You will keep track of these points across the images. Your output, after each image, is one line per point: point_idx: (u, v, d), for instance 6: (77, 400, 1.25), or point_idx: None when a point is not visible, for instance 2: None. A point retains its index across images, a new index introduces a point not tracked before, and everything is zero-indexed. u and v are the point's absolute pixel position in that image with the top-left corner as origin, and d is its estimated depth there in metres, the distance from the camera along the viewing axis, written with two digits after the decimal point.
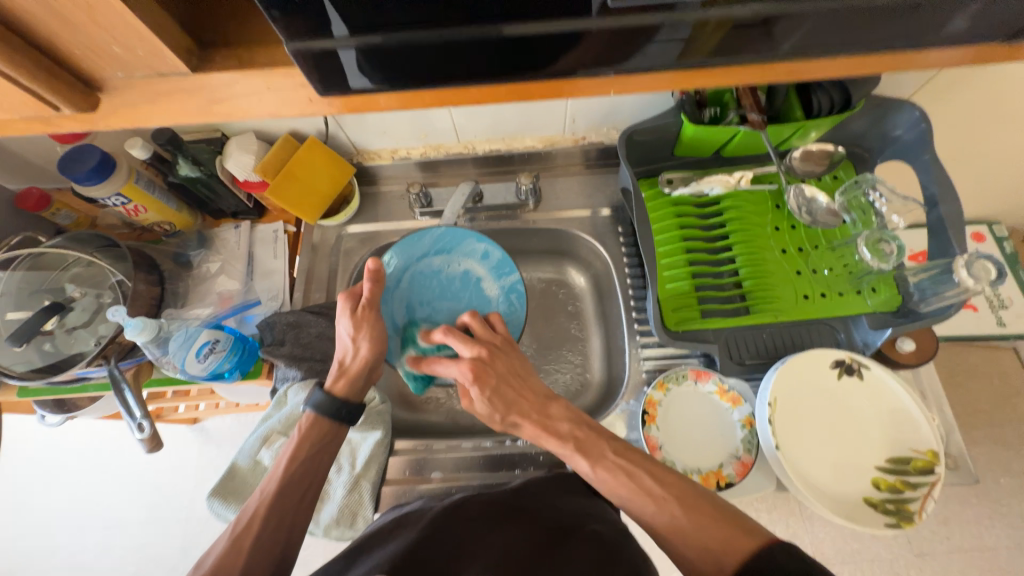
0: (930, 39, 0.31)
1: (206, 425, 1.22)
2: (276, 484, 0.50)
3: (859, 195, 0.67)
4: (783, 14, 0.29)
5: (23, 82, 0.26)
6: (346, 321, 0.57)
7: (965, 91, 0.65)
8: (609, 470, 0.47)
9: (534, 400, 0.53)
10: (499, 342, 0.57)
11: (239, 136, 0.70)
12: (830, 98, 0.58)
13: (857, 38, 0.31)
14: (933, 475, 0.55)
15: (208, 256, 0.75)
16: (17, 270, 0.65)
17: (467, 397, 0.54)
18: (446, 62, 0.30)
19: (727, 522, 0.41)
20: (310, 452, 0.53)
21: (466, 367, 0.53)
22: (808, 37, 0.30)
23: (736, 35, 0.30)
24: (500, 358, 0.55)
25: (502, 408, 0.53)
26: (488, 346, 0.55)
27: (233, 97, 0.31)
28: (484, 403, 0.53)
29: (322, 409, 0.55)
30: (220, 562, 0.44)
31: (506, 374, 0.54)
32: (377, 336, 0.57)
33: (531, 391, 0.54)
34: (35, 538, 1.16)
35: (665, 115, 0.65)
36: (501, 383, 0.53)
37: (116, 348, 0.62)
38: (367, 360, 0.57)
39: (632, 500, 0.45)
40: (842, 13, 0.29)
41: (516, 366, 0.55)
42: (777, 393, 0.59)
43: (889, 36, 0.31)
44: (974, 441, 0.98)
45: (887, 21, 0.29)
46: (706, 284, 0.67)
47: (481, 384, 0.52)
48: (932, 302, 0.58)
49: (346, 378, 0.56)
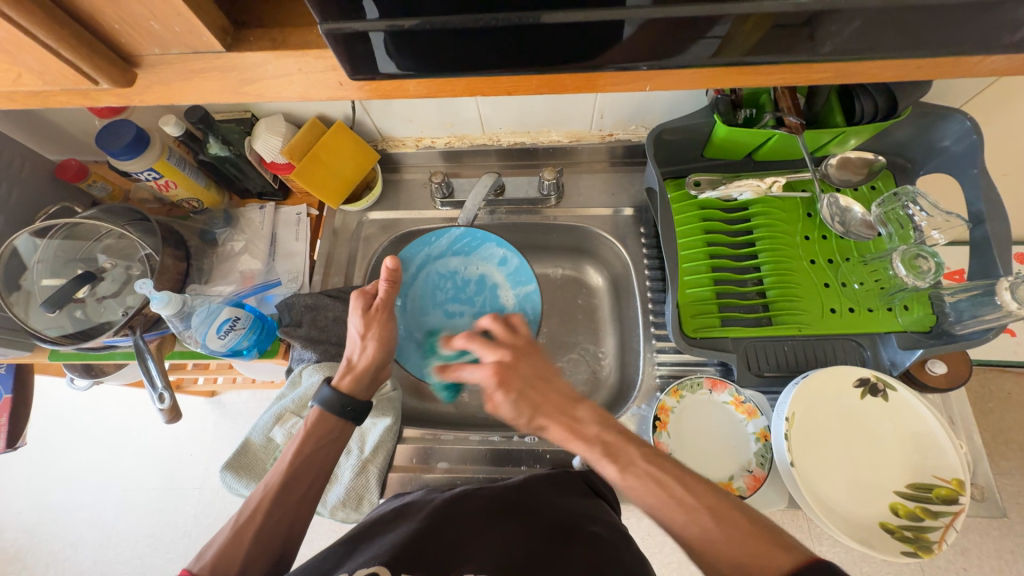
0: (997, 43, 0.29)
1: (223, 399, 1.28)
2: (281, 475, 0.50)
3: (898, 208, 0.64)
4: (835, 12, 0.27)
5: (65, 55, 0.27)
6: (357, 320, 0.59)
7: (1022, 102, 0.62)
8: (637, 477, 0.45)
9: (557, 403, 0.51)
10: (522, 344, 0.56)
11: (268, 117, 0.71)
12: (875, 103, 0.55)
13: (913, 42, 0.29)
14: (958, 505, 0.52)
15: (233, 235, 0.77)
16: (54, 238, 0.68)
17: (491, 402, 0.52)
18: (478, 51, 0.29)
19: (763, 537, 0.39)
20: (315, 446, 0.52)
21: (489, 371, 0.53)
22: (860, 37, 0.29)
23: (782, 33, 0.28)
24: (524, 361, 0.54)
25: (527, 411, 0.51)
26: (510, 348, 0.55)
27: (265, 78, 0.31)
28: (509, 407, 0.52)
29: (330, 405, 0.54)
30: (222, 555, 0.44)
31: (530, 375, 0.53)
32: (385, 337, 0.58)
33: (557, 393, 0.52)
34: (60, 494, 1.22)
35: (698, 115, 0.63)
36: (526, 385, 0.52)
37: (142, 319, 0.64)
38: (374, 358, 0.58)
39: (659, 508, 0.43)
40: (900, 12, 0.27)
41: (541, 367, 0.54)
42: (795, 408, 0.57)
43: (952, 38, 0.29)
44: (1001, 471, 0.94)
45: (949, 22, 0.28)
46: (728, 291, 0.65)
47: (505, 388, 0.52)
48: (969, 325, 0.56)
49: (352, 374, 0.57)
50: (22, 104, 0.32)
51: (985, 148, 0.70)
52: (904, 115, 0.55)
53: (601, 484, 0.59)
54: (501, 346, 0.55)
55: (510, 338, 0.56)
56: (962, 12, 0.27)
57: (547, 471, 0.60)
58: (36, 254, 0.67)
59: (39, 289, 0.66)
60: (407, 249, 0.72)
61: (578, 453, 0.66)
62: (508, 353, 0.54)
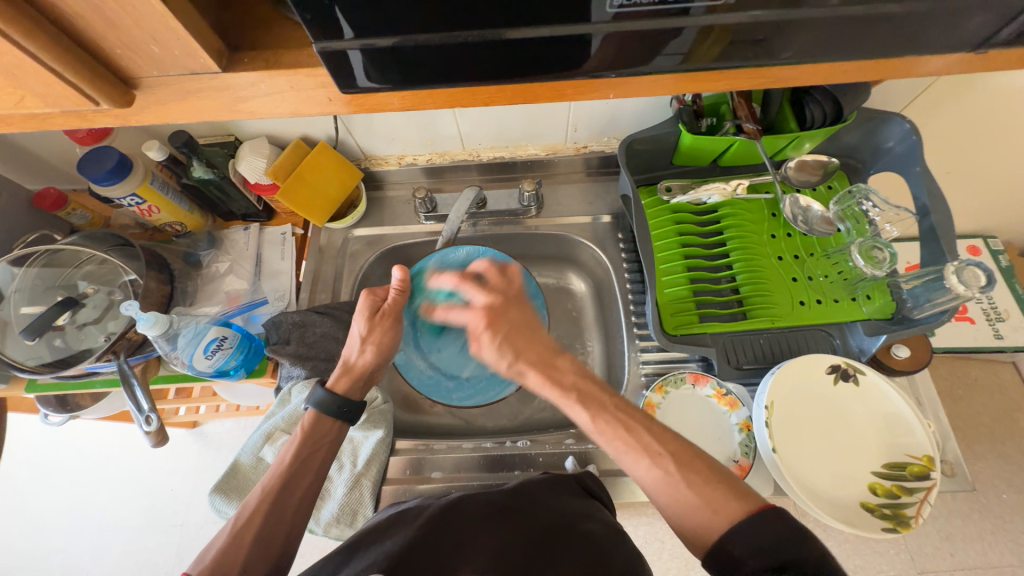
0: (914, 49, 0.33)
1: (206, 430, 1.24)
2: (279, 477, 0.50)
3: (854, 205, 0.69)
4: (770, 26, 0.31)
5: (68, 77, 0.28)
6: (361, 322, 0.59)
7: (955, 105, 0.68)
8: (608, 423, 0.46)
9: (540, 351, 0.53)
10: (510, 293, 0.59)
11: (252, 140, 0.73)
12: (824, 109, 0.60)
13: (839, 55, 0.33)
14: (930, 480, 0.55)
15: (218, 256, 0.77)
16: (33, 266, 0.67)
17: (478, 343, 0.55)
18: (456, 67, 0.32)
19: (721, 483, 0.41)
20: (311, 449, 0.52)
21: (479, 315, 0.56)
22: (797, 47, 0.32)
23: (729, 44, 0.32)
24: (510, 309, 0.57)
25: (513, 354, 0.53)
26: (499, 295, 0.58)
27: (257, 96, 0.33)
28: (493, 350, 0.54)
29: (324, 407, 0.54)
30: (224, 555, 0.43)
31: (512, 337, 0.54)
32: (385, 343, 0.59)
33: (540, 342, 0.54)
34: (30, 539, 1.15)
35: (665, 126, 0.68)
36: (511, 331, 0.55)
37: (126, 343, 0.64)
38: (372, 362, 0.58)
39: (625, 456, 0.45)
40: (825, 26, 0.31)
41: (525, 318, 0.56)
42: (773, 397, 0.59)
43: (876, 46, 0.33)
44: (976, 455, 0.98)
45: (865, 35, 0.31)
46: (704, 289, 0.68)
47: (493, 329, 0.54)
48: (925, 309, 0.60)
49: (349, 376, 0.57)
50: (17, 127, 0.33)
51: (927, 148, 0.76)
52: (850, 119, 0.60)
53: (596, 485, 0.60)
54: (490, 291, 0.58)
55: (496, 281, 0.59)
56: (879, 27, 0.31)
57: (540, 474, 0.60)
58: (13, 283, 0.66)
59: (16, 317, 0.65)
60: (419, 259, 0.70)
61: (569, 454, 0.67)
62: (497, 298, 0.57)
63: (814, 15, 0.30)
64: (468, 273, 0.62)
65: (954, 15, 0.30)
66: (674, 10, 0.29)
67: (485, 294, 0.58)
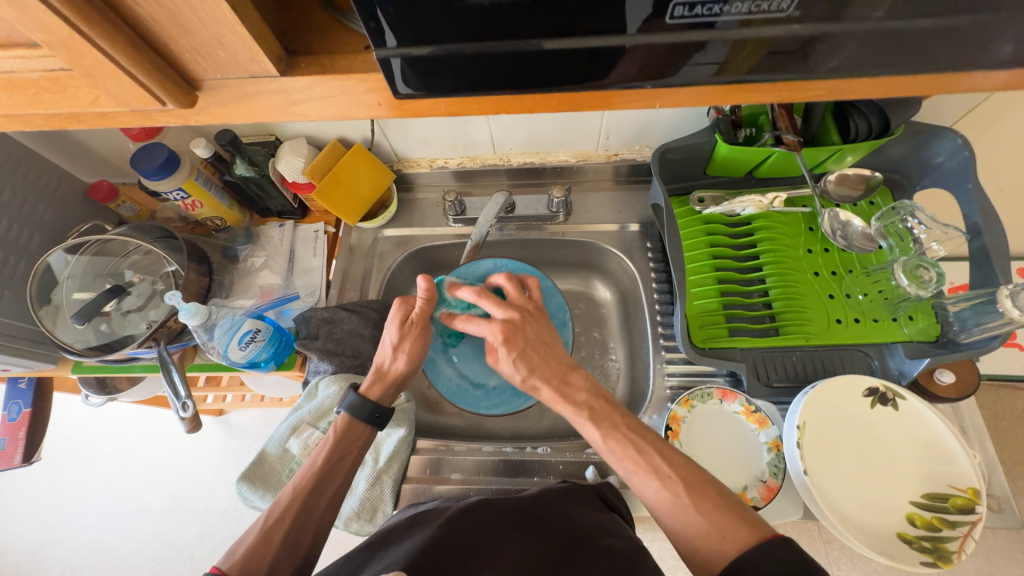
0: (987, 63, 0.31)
1: (231, 418, 1.28)
2: (310, 478, 0.51)
3: (898, 222, 0.66)
4: (826, 38, 0.30)
5: (140, 79, 0.30)
6: (394, 329, 0.59)
7: (1013, 121, 0.65)
8: (619, 442, 0.47)
9: (557, 368, 0.53)
10: (531, 310, 0.58)
11: (292, 140, 0.75)
12: (869, 123, 0.59)
13: (896, 69, 0.32)
14: (975, 514, 0.52)
15: (253, 251, 0.80)
16: (85, 255, 0.71)
17: (494, 355, 0.55)
18: (502, 75, 0.32)
19: (732, 511, 0.41)
20: (340, 453, 0.53)
21: (499, 328, 0.54)
22: (858, 61, 0.31)
23: (788, 54, 0.31)
24: (531, 325, 0.56)
25: (528, 368, 0.53)
26: (519, 311, 0.57)
27: (309, 99, 0.34)
28: (509, 365, 0.54)
29: (355, 412, 0.56)
30: (252, 553, 0.44)
31: (529, 354, 0.54)
32: (416, 352, 0.59)
33: (555, 359, 0.54)
34: (65, 514, 1.21)
35: (700, 135, 0.67)
36: (529, 348, 0.54)
37: (165, 332, 0.67)
38: (404, 370, 0.59)
39: (634, 476, 0.45)
40: (885, 38, 0.30)
41: (545, 334, 0.56)
42: (806, 417, 0.57)
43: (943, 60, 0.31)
44: (1021, 491, 0.92)
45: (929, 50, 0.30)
46: (735, 303, 0.66)
47: (510, 344, 0.53)
48: (974, 333, 0.57)
49: (381, 382, 0.58)
50: (88, 124, 0.36)
51: (979, 164, 0.73)
52: (897, 133, 0.58)
53: (616, 499, 0.59)
54: (508, 306, 0.57)
55: (521, 300, 0.58)
56: (944, 40, 0.29)
57: (559, 482, 0.60)
58: (67, 269, 0.70)
59: (67, 302, 0.68)
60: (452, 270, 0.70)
61: (590, 463, 0.66)
62: (517, 313, 0.56)
63: (874, 28, 0.29)
64: (487, 287, 0.60)
65: None
66: (728, 24, 0.29)
67: (506, 312, 0.56)
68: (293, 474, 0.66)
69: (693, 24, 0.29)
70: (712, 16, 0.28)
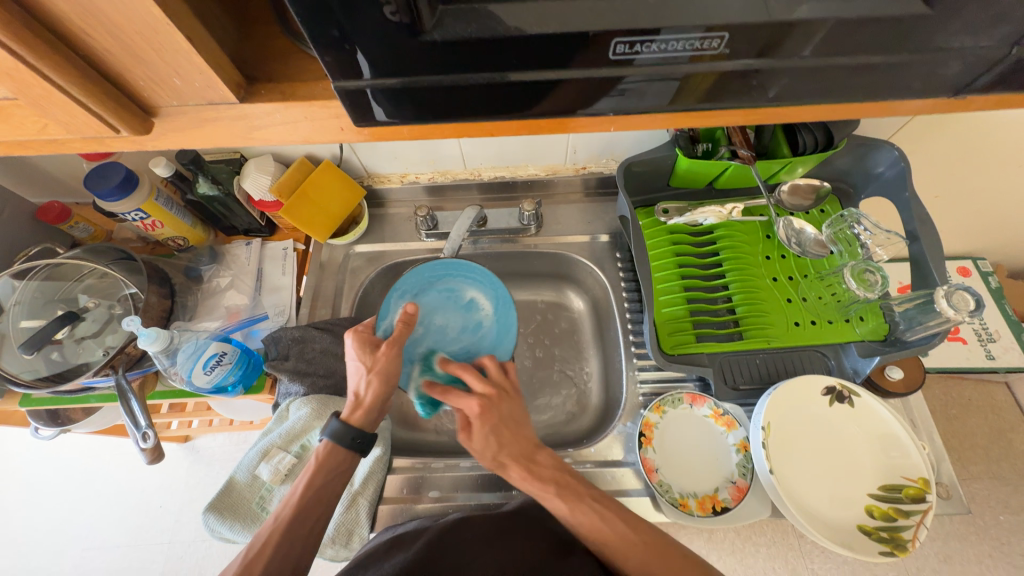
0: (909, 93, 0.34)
1: (198, 444, 1.22)
2: (292, 509, 0.50)
3: (846, 228, 0.70)
4: (766, 69, 0.32)
5: (92, 108, 0.30)
6: (359, 357, 0.57)
7: (943, 134, 0.70)
8: (587, 514, 0.48)
9: (526, 446, 0.51)
10: (510, 387, 0.55)
11: (257, 158, 0.74)
12: (814, 137, 0.63)
13: (829, 97, 0.34)
14: (925, 503, 0.55)
15: (218, 271, 0.78)
16: (33, 280, 0.67)
17: (466, 432, 0.52)
18: (463, 102, 0.33)
19: (691, 562, 0.45)
20: (324, 480, 0.53)
21: (475, 403, 0.51)
22: (794, 92, 0.34)
23: (736, 85, 0.33)
24: (507, 403, 0.53)
25: (507, 447, 0.51)
26: (499, 386, 0.54)
27: (271, 124, 0.34)
28: (481, 441, 0.51)
29: (339, 438, 0.54)
30: None
31: (499, 432, 0.51)
32: (390, 372, 0.56)
33: (527, 438, 0.52)
34: (12, 558, 1.12)
35: (662, 150, 0.69)
36: (501, 425, 0.51)
37: (124, 358, 0.64)
38: (380, 392, 0.56)
39: (602, 543, 0.47)
40: (815, 71, 0.32)
41: (520, 413, 0.53)
42: (769, 418, 0.60)
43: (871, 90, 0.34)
44: (971, 476, 0.99)
45: (852, 83, 0.33)
46: (701, 309, 0.69)
47: (485, 420, 0.51)
48: (918, 331, 0.61)
49: (361, 410, 0.55)
50: (38, 150, 0.34)
51: (916, 173, 0.78)
52: (840, 146, 0.62)
53: None
54: (490, 383, 0.54)
55: (502, 377, 0.55)
56: (867, 73, 0.32)
57: (536, 494, 0.60)
58: (13, 296, 0.66)
59: (15, 331, 0.64)
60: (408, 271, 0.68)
61: None
62: (497, 390, 0.53)
63: (808, 60, 0.31)
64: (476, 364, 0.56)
65: (953, 64, 0.32)
66: (662, 61, 0.31)
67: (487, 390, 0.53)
68: (265, 501, 0.63)
69: (624, 61, 0.31)
70: (646, 53, 0.30)
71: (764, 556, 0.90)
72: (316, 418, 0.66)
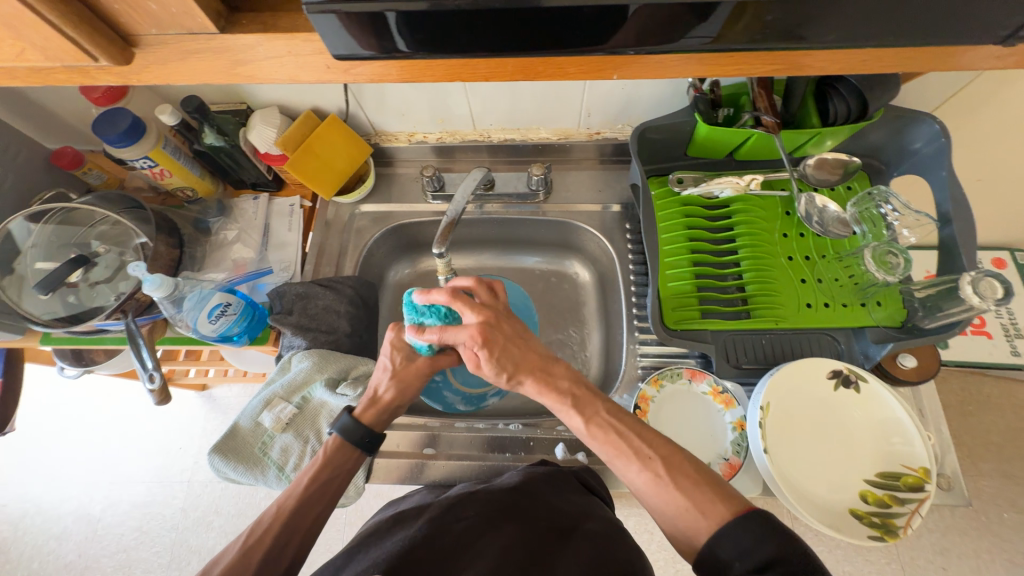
0: (929, 36, 0.31)
1: (214, 393, 1.28)
2: (297, 499, 0.50)
3: (872, 208, 0.67)
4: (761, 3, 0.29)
5: (65, 30, 0.31)
6: (391, 355, 0.59)
7: (990, 108, 0.65)
8: (601, 428, 0.48)
9: (535, 360, 0.52)
10: (496, 306, 0.55)
11: (263, 109, 0.73)
12: (848, 106, 0.58)
13: (840, 37, 0.31)
14: (923, 492, 0.54)
15: (226, 224, 0.78)
16: (48, 224, 0.69)
17: (476, 362, 0.53)
18: (456, 38, 0.31)
19: (707, 486, 0.42)
20: (331, 474, 0.53)
21: (474, 331, 0.51)
22: (792, 35, 0.31)
23: (731, 24, 0.31)
24: (503, 323, 0.53)
25: (509, 366, 0.52)
26: (492, 310, 0.54)
27: (255, 59, 0.35)
28: (492, 367, 0.52)
29: (347, 435, 0.55)
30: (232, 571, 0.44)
31: (500, 347, 0.52)
32: (412, 386, 0.58)
33: (535, 351, 0.53)
34: (47, 486, 1.21)
35: (680, 115, 0.65)
36: (506, 346, 0.52)
37: (134, 304, 0.65)
38: (399, 398, 0.58)
39: (616, 459, 0.46)
40: (825, 5, 0.29)
41: (518, 329, 0.54)
42: (769, 397, 0.59)
43: (887, 33, 0.31)
44: (978, 472, 0.97)
45: (863, 25, 0.30)
46: (709, 286, 0.67)
47: (488, 347, 0.51)
48: (937, 319, 0.58)
49: (376, 408, 0.57)
50: (30, 80, 0.36)
51: (955, 151, 0.73)
52: (877, 116, 0.58)
53: (595, 481, 0.60)
54: (482, 308, 0.52)
55: (487, 296, 0.56)
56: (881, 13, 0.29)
57: (541, 467, 0.59)
58: (30, 239, 0.68)
59: (31, 272, 0.66)
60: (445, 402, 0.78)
61: (560, 441, 0.68)
62: (490, 313, 0.53)
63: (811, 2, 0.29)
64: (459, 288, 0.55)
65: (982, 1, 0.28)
66: None
67: (475, 324, 0.52)
68: (267, 447, 0.66)
69: None
70: None
71: None
72: (318, 371, 0.67)
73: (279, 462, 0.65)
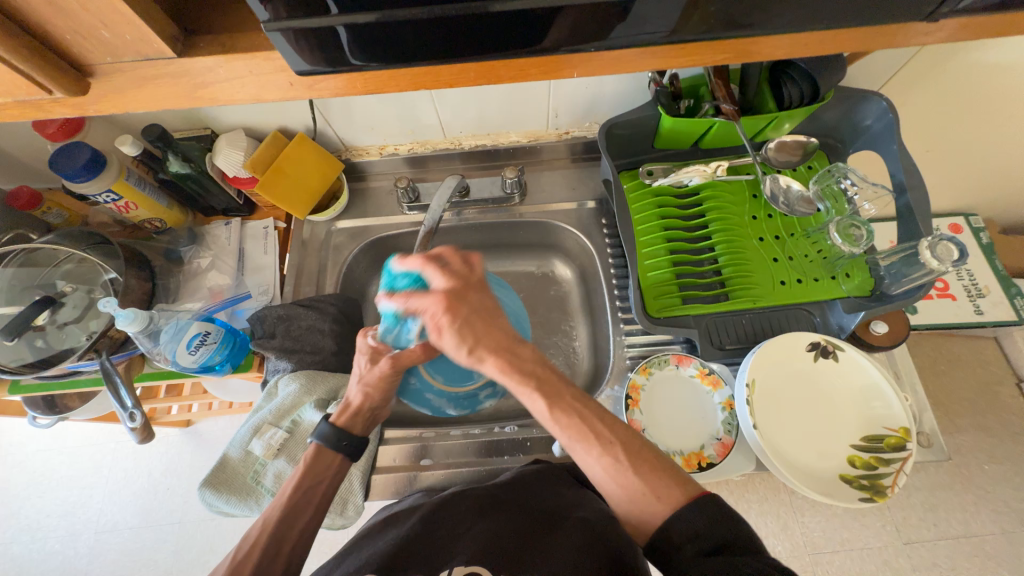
0: (863, 17, 0.33)
1: (199, 428, 1.24)
2: (281, 509, 0.49)
3: (832, 184, 0.69)
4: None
5: (16, 64, 0.30)
6: (362, 364, 0.59)
7: (930, 82, 0.69)
8: (564, 412, 0.46)
9: (502, 338, 0.50)
10: (470, 280, 0.52)
11: (228, 133, 0.72)
12: (801, 89, 0.60)
13: (783, 21, 0.33)
14: (906, 451, 0.56)
15: (199, 251, 0.77)
16: (8, 267, 0.66)
17: (436, 333, 0.50)
18: (415, 47, 0.32)
19: (668, 476, 0.42)
20: (315, 480, 0.52)
21: (437, 299, 0.50)
22: (738, 23, 0.33)
23: (680, 15, 0.32)
24: (470, 294, 0.51)
25: (470, 342, 0.49)
26: (460, 280, 0.52)
27: (217, 81, 0.34)
28: (452, 339, 0.50)
29: (327, 441, 0.55)
30: None
31: (472, 318, 0.50)
32: (381, 391, 0.57)
33: (498, 329, 0.50)
34: (26, 544, 1.15)
35: (644, 109, 0.67)
36: (472, 316, 0.50)
37: (107, 342, 0.63)
38: (375, 402, 0.57)
39: (576, 446, 0.45)
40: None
41: (486, 302, 0.52)
42: (754, 374, 0.60)
43: (824, 16, 0.33)
44: (957, 429, 1.01)
45: (801, 10, 0.32)
46: (686, 272, 0.68)
47: (451, 314, 0.50)
48: (903, 284, 0.61)
49: (349, 413, 0.57)
50: None
51: (904, 125, 0.77)
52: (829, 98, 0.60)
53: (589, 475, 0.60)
54: (449, 274, 0.51)
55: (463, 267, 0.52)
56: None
57: (533, 465, 0.59)
58: None
59: None
60: (420, 402, 0.63)
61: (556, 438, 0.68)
62: (458, 283, 0.51)
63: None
64: (434, 255, 0.53)
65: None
66: None
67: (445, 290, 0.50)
68: (259, 475, 0.64)
69: None
70: None
71: (756, 511, 0.93)
72: (305, 393, 0.66)
73: (273, 489, 0.63)
